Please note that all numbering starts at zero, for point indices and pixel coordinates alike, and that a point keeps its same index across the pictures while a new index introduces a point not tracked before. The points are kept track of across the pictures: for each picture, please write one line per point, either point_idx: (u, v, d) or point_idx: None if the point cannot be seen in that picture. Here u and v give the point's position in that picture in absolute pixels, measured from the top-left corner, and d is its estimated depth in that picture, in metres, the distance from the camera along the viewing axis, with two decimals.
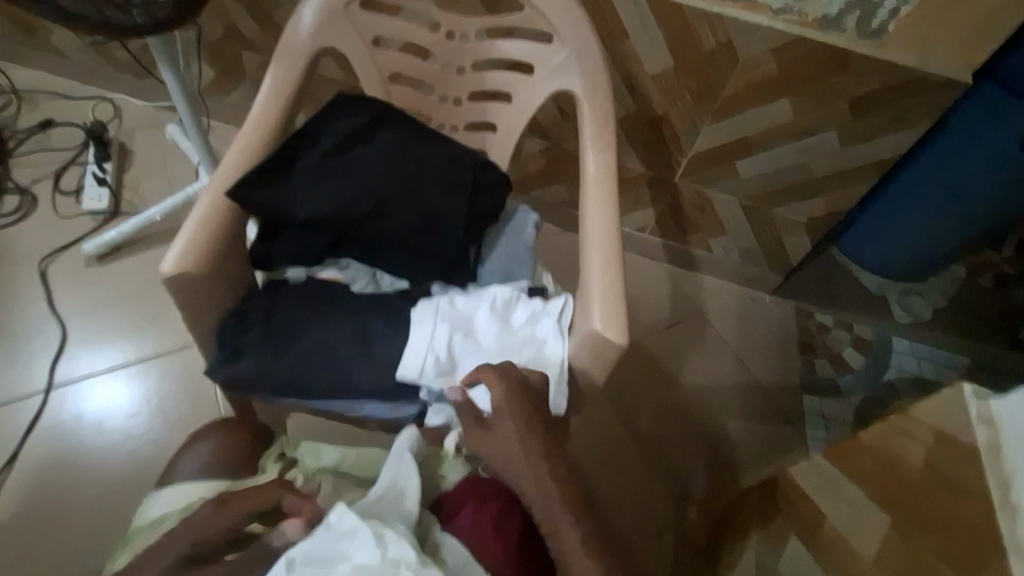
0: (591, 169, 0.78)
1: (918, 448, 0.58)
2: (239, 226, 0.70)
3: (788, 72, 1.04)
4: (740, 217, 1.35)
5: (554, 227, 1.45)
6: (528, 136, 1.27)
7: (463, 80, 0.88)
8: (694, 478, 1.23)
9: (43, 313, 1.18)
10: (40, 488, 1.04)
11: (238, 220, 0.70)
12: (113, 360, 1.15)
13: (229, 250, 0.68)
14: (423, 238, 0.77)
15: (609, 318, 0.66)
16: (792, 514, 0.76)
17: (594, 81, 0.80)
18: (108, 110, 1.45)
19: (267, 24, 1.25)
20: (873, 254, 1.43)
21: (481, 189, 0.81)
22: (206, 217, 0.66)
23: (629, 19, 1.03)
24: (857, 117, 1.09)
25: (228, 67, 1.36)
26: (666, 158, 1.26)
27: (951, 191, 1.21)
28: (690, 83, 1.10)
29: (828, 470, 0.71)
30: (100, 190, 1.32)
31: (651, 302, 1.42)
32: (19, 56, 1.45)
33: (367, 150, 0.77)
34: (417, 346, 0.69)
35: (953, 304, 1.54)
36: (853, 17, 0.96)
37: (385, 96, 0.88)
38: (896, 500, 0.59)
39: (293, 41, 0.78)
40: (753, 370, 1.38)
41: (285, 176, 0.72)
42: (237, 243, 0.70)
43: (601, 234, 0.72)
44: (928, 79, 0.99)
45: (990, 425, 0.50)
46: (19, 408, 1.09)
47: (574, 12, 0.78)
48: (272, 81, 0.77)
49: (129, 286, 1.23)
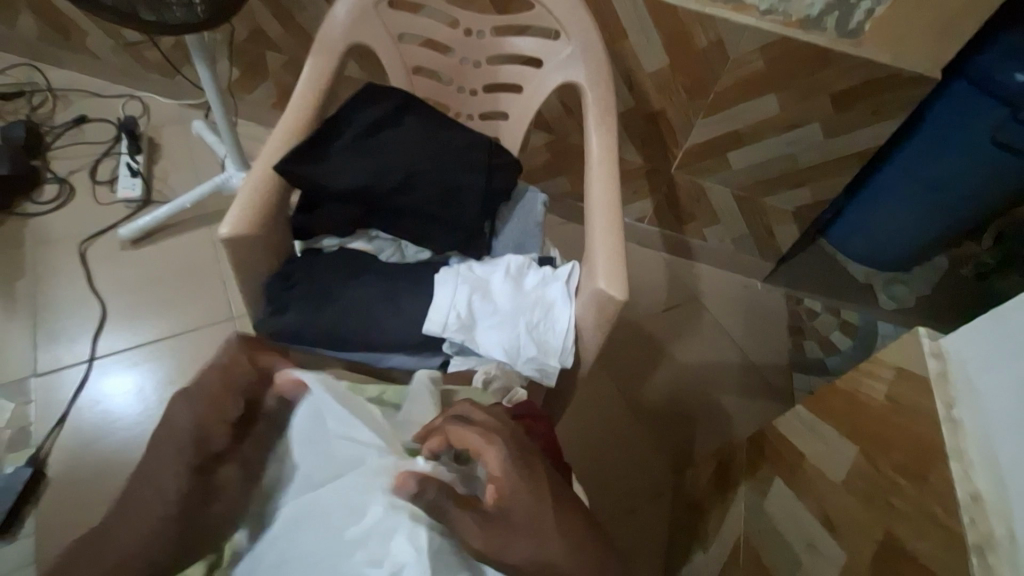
0: (595, 151, 0.87)
1: (883, 386, 0.67)
2: (283, 198, 0.79)
3: (774, 69, 1.13)
4: (733, 206, 1.44)
5: (558, 217, 1.54)
6: (534, 130, 1.36)
7: (479, 73, 0.98)
8: (691, 448, 1.31)
9: (84, 293, 1.27)
10: (84, 450, 1.12)
11: (283, 192, 0.79)
12: (151, 335, 1.24)
13: (275, 219, 0.78)
14: (444, 213, 0.86)
15: (611, 277, 0.75)
16: (777, 459, 0.85)
17: (597, 74, 0.90)
18: (137, 107, 1.54)
19: (291, 26, 1.34)
20: (858, 242, 1.52)
21: (496, 170, 0.90)
22: (257, 189, 0.76)
23: (629, 20, 1.13)
24: (838, 110, 1.18)
25: (252, 66, 1.46)
26: (663, 150, 1.35)
27: (929, 182, 1.29)
28: (685, 80, 1.19)
29: (808, 417, 0.80)
30: (133, 180, 1.41)
31: (650, 287, 1.51)
32: (53, 56, 1.54)
33: (395, 134, 0.86)
34: (440, 304, 0.78)
35: (936, 293, 1.60)
36: (833, 17, 1.06)
37: (408, 88, 0.97)
38: (866, 432, 0.68)
39: (329, 36, 0.87)
40: (746, 350, 1.46)
41: (323, 155, 0.81)
42: (282, 213, 0.80)
43: (603, 209, 0.81)
44: (901, 75, 1.08)
45: (940, 357, 0.60)
46: (63, 379, 1.17)
47: (579, 11, 0.88)
48: (311, 71, 0.86)
49: (164, 268, 1.33)
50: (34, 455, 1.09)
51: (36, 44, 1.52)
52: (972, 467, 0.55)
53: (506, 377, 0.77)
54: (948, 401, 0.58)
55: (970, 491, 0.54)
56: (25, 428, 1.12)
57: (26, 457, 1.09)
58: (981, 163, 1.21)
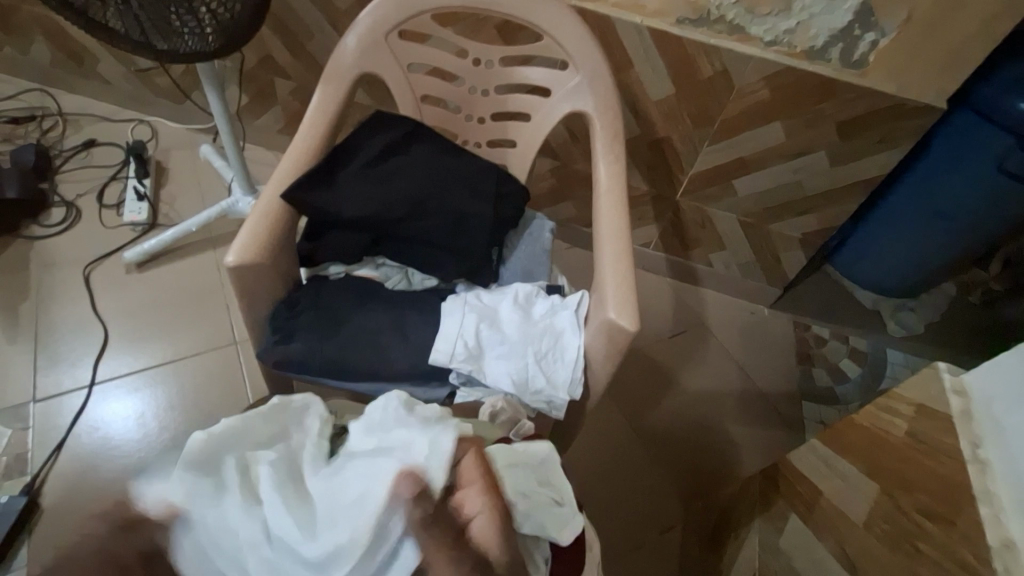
0: (604, 179, 0.87)
1: (901, 421, 0.67)
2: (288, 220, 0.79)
3: (778, 99, 1.14)
4: (739, 233, 1.44)
5: (565, 242, 1.54)
6: (540, 157, 1.37)
7: (487, 101, 0.98)
8: (704, 480, 1.28)
9: (89, 317, 1.28)
10: (83, 478, 1.12)
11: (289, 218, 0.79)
12: (147, 361, 1.25)
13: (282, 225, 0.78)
14: (453, 240, 0.85)
15: (621, 307, 0.74)
16: (791, 493, 0.84)
17: (606, 103, 0.90)
18: (146, 131, 1.55)
19: (299, 52, 1.36)
20: (866, 269, 1.51)
21: (504, 198, 0.89)
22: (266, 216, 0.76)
23: (634, 50, 1.14)
24: (845, 139, 1.18)
25: (261, 92, 1.48)
26: (668, 177, 1.36)
27: (936, 209, 1.29)
28: (690, 109, 1.21)
29: (824, 451, 0.78)
30: (140, 204, 1.42)
31: (655, 313, 1.50)
32: (65, 82, 1.56)
33: (403, 162, 0.86)
34: (448, 333, 0.77)
35: (946, 320, 1.59)
36: (837, 49, 1.06)
37: (417, 115, 0.98)
38: (888, 470, 0.67)
39: (340, 66, 0.89)
40: (754, 379, 1.44)
41: (331, 183, 0.81)
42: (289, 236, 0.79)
43: (611, 237, 0.80)
44: (907, 104, 1.10)
45: (962, 393, 0.59)
46: (66, 400, 1.19)
47: (587, 41, 0.89)
48: (320, 100, 0.87)
49: (168, 292, 1.33)
50: (31, 483, 1.09)
51: (49, 70, 1.54)
52: (1002, 511, 0.53)
53: (512, 410, 0.75)
54: (974, 441, 0.57)
55: (1001, 537, 0.52)
56: (22, 456, 1.12)
57: (23, 485, 1.09)
58: (988, 192, 1.22)
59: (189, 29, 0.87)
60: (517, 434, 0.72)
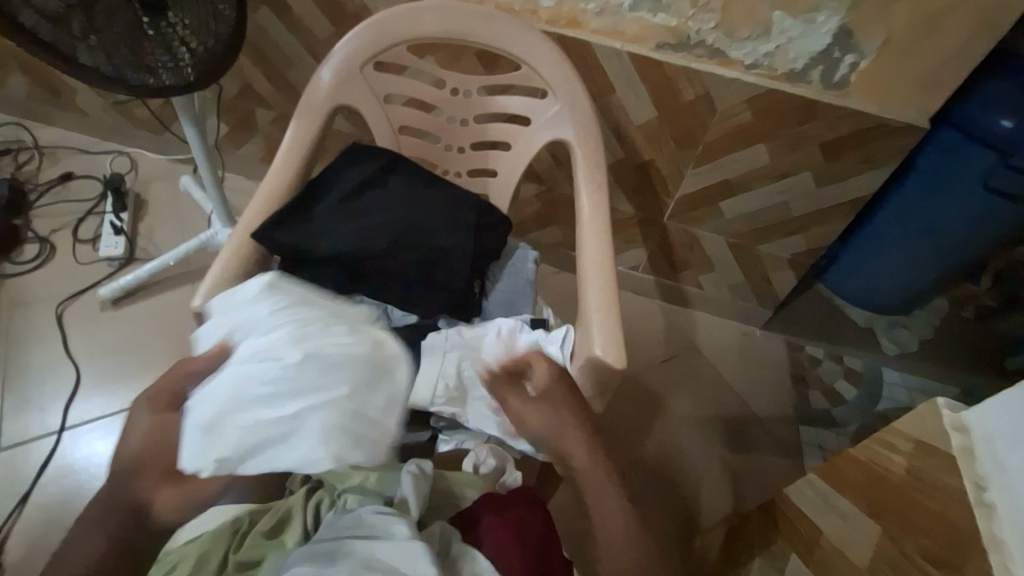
0: (587, 210, 0.88)
1: (900, 457, 0.63)
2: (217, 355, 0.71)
3: (761, 120, 1.14)
4: (728, 255, 1.44)
5: (551, 267, 1.51)
6: (524, 182, 1.33)
7: (467, 130, 0.96)
8: (702, 506, 1.28)
9: (60, 359, 1.24)
10: (50, 530, 1.07)
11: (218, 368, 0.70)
12: (123, 402, 1.20)
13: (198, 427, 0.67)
14: (433, 271, 0.83)
15: (608, 344, 0.73)
16: (789, 531, 0.83)
17: (586, 130, 0.90)
18: (125, 163, 1.54)
19: (280, 82, 1.33)
20: (857, 285, 1.49)
21: (485, 229, 0.88)
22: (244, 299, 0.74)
23: (615, 75, 1.13)
24: (829, 160, 1.18)
25: (241, 122, 1.44)
26: (655, 200, 1.35)
27: (924, 228, 1.29)
28: (673, 132, 1.20)
29: (821, 486, 0.77)
30: (117, 238, 1.40)
31: (646, 340, 1.50)
32: (44, 116, 1.54)
33: (381, 194, 0.85)
34: (427, 374, 0.76)
35: (938, 336, 1.59)
36: (818, 71, 1.06)
37: (395, 147, 0.96)
38: (885, 510, 0.65)
39: (312, 99, 0.88)
40: (749, 403, 1.45)
41: (304, 218, 0.80)
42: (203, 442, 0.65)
43: (596, 267, 0.81)
44: (890, 124, 1.09)
45: (963, 431, 0.56)
46: (33, 447, 1.14)
47: (566, 71, 0.89)
48: (293, 133, 0.86)
49: (145, 329, 1.29)
50: None
51: (25, 104, 1.52)
52: (1011, 558, 0.50)
53: (497, 458, 0.75)
54: (978, 481, 0.54)
55: None
56: None
57: None
58: (977, 208, 1.21)
59: (165, 66, 0.92)
60: (501, 487, 0.72)
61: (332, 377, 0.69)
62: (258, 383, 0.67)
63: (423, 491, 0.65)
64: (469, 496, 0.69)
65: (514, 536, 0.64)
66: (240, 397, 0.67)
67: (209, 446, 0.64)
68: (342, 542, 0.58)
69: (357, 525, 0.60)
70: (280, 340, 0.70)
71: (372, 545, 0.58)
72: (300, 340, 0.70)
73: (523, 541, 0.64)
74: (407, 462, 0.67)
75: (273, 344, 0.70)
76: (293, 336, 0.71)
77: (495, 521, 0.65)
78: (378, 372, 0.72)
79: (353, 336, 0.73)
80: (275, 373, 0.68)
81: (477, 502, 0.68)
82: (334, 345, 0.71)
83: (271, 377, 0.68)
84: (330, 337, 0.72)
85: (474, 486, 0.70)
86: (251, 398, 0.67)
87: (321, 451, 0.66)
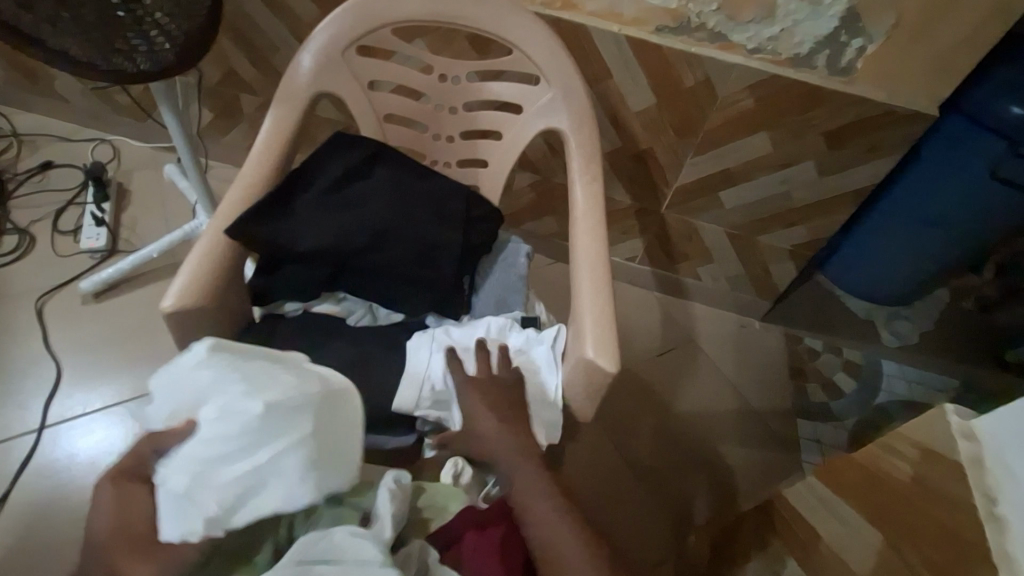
0: (580, 203, 0.84)
1: (906, 465, 0.60)
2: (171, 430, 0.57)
3: (764, 108, 1.09)
4: (727, 246, 1.40)
5: (546, 258, 1.47)
6: (518, 171, 1.29)
7: (456, 119, 0.92)
8: (696, 504, 1.26)
9: (41, 354, 1.20)
10: (31, 530, 1.05)
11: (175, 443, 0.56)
12: (106, 399, 1.17)
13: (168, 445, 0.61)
14: (420, 268, 0.81)
15: (601, 346, 0.70)
16: (787, 535, 0.80)
17: (581, 119, 0.86)
18: (107, 151, 1.49)
19: (264, 67, 1.28)
20: (856, 278, 1.44)
21: (475, 223, 0.85)
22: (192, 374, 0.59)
23: (612, 59, 1.08)
24: (833, 148, 1.14)
25: (226, 108, 1.39)
26: (653, 190, 1.31)
27: (926, 219, 1.25)
28: (672, 119, 1.16)
29: (820, 490, 0.75)
30: (99, 230, 1.35)
31: (643, 332, 1.47)
32: (22, 101, 1.49)
33: (366, 186, 0.81)
34: (412, 377, 0.73)
35: (940, 327, 1.55)
36: (823, 56, 1.01)
37: (381, 136, 0.91)
38: (888, 518, 0.62)
39: (292, 86, 0.83)
40: (746, 397, 1.42)
41: (285, 212, 0.76)
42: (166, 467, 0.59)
43: (589, 264, 0.78)
44: (897, 112, 1.05)
45: (972, 440, 0.53)
46: (13, 446, 1.11)
47: (559, 56, 0.84)
48: (272, 122, 0.82)
49: (128, 324, 1.26)
50: None
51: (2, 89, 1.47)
52: None
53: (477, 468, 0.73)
54: (990, 495, 0.51)
55: None
56: None
57: None
58: (983, 199, 1.17)
59: (142, 49, 0.86)
60: (482, 499, 0.72)
61: (298, 421, 0.56)
62: (217, 445, 0.54)
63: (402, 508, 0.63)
64: (450, 511, 0.67)
65: (497, 553, 0.61)
66: (204, 468, 0.53)
67: (183, 518, 0.52)
68: (311, 568, 0.54)
69: (327, 548, 0.56)
70: (232, 395, 0.56)
71: (343, 573, 0.54)
72: (254, 391, 0.56)
73: (506, 560, 0.61)
74: (386, 476, 0.65)
75: (226, 397, 0.56)
76: (244, 387, 0.56)
77: (477, 541, 0.62)
78: (341, 404, 0.60)
79: (310, 378, 0.60)
80: (234, 433, 0.54)
81: (457, 516, 0.65)
82: (297, 389, 0.58)
83: (229, 440, 0.54)
84: (286, 381, 0.58)
85: (455, 500, 0.68)
86: (218, 464, 0.53)
87: (305, 497, 0.55)
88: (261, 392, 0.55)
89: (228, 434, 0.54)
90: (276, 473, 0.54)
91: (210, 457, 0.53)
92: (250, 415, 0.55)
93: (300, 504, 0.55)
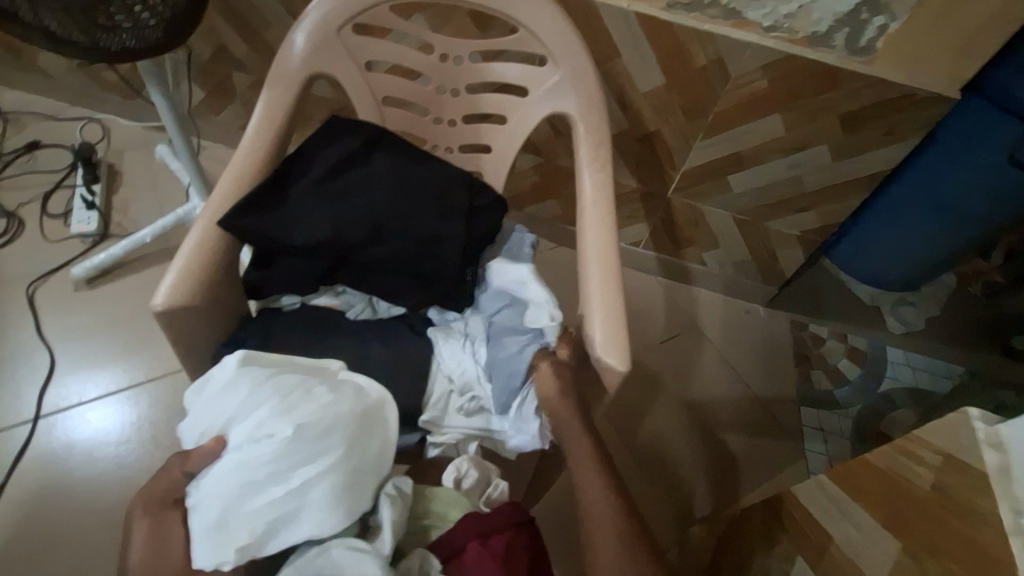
0: (588, 192, 0.80)
1: (926, 471, 0.59)
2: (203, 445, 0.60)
3: (778, 89, 1.05)
4: (734, 232, 1.37)
5: (549, 242, 1.44)
6: (521, 154, 1.25)
7: (459, 101, 0.88)
8: (697, 493, 1.25)
9: (33, 342, 1.18)
10: (29, 521, 1.04)
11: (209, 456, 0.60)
12: (102, 388, 1.15)
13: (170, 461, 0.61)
14: (421, 260, 0.78)
15: (609, 344, 0.68)
16: (797, 533, 0.79)
17: (589, 103, 0.82)
18: (96, 130, 1.44)
19: (257, 44, 1.23)
20: (864, 265, 1.41)
21: (478, 212, 0.81)
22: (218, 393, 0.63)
23: (621, 37, 1.03)
24: (848, 132, 1.10)
25: (218, 87, 1.34)
26: (660, 174, 1.27)
27: (940, 206, 1.21)
28: (682, 101, 1.11)
29: (834, 491, 0.73)
30: (89, 213, 1.31)
31: (647, 319, 1.45)
32: (6, 77, 1.43)
33: (364, 173, 0.77)
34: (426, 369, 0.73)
35: (948, 313, 1.53)
36: (842, 34, 0.97)
37: (379, 120, 0.87)
38: (907, 524, 0.61)
39: (285, 68, 0.79)
40: (750, 385, 1.41)
41: (279, 202, 0.73)
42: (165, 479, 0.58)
43: (597, 257, 0.74)
44: (917, 94, 1.01)
45: (1000, 449, 0.50)
46: (8, 435, 1.10)
47: (567, 35, 0.80)
48: (265, 106, 0.78)
49: (123, 311, 1.23)
50: None
51: None
52: None
53: (480, 470, 0.70)
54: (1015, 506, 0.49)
55: None
56: None
57: None
58: (999, 186, 1.13)
59: (126, 26, 0.81)
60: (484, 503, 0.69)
61: (329, 444, 0.60)
62: (252, 465, 0.58)
63: (403, 517, 0.61)
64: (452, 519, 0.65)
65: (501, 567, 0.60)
66: (244, 489, 0.57)
67: (220, 549, 0.55)
68: None
69: (326, 565, 0.55)
70: (265, 417, 0.60)
71: None
72: (285, 415, 0.60)
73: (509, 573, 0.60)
74: (385, 483, 0.63)
75: (257, 420, 0.60)
76: (275, 412, 0.61)
77: (481, 553, 0.61)
78: (371, 420, 0.64)
79: (337, 395, 0.63)
80: (269, 455, 0.58)
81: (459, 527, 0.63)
82: (326, 406, 0.62)
83: (265, 463, 0.58)
84: (313, 401, 0.62)
85: (456, 507, 0.66)
86: (256, 486, 0.57)
87: (338, 521, 0.58)
88: (292, 416, 0.60)
89: (262, 455, 0.58)
90: (307, 494, 0.58)
91: (246, 477, 0.57)
92: (281, 435, 0.59)
93: (331, 530, 0.57)
